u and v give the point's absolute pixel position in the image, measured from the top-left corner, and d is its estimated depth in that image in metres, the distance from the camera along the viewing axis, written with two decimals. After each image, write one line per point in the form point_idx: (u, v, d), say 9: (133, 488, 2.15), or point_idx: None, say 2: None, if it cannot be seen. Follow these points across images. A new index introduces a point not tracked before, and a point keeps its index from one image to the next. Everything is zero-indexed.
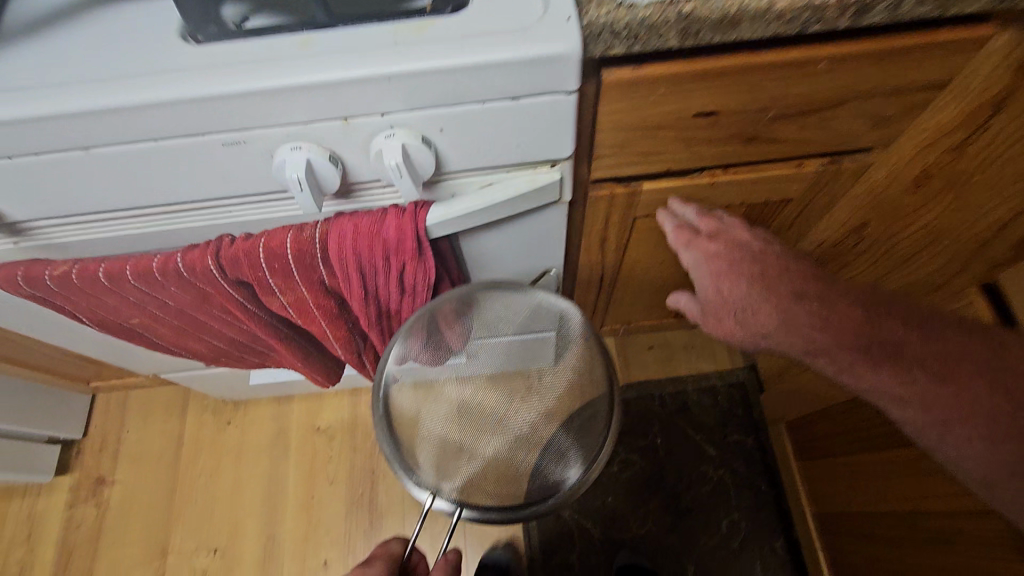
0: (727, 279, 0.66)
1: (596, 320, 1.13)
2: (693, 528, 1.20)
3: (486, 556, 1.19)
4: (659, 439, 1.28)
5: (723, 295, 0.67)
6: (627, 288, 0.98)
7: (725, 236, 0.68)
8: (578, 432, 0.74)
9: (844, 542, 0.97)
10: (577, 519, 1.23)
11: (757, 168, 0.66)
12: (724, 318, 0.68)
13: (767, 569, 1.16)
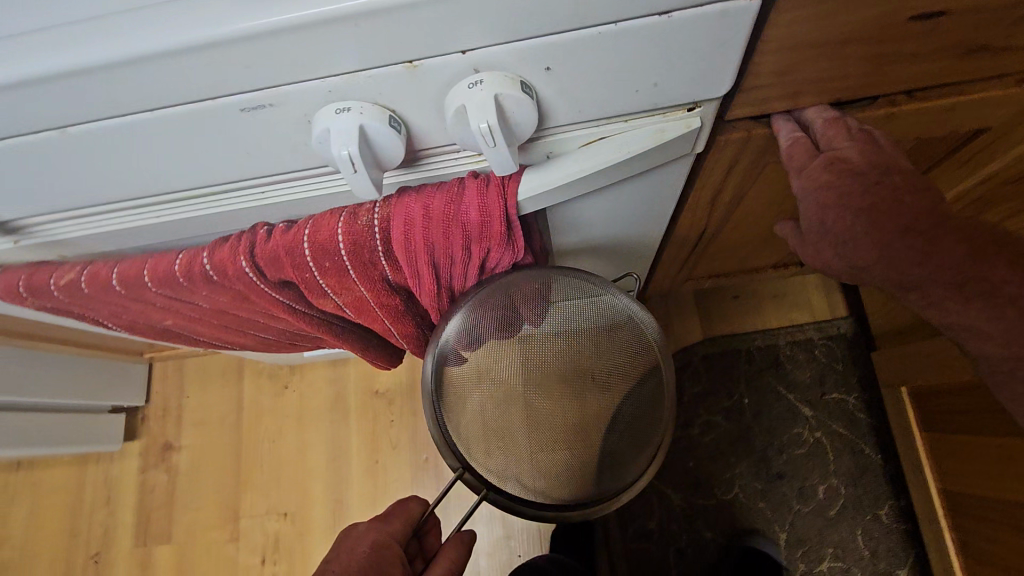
0: (832, 216, 0.43)
1: (683, 275, 0.98)
2: (786, 495, 1.10)
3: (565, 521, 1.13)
4: (746, 399, 1.16)
5: (824, 229, 0.44)
6: (729, 241, 0.83)
7: (848, 160, 0.42)
8: (627, 443, 0.66)
9: (984, 525, 0.85)
10: (657, 485, 1.14)
11: (955, 91, 0.47)
12: (822, 250, 0.46)
13: (869, 538, 1.06)
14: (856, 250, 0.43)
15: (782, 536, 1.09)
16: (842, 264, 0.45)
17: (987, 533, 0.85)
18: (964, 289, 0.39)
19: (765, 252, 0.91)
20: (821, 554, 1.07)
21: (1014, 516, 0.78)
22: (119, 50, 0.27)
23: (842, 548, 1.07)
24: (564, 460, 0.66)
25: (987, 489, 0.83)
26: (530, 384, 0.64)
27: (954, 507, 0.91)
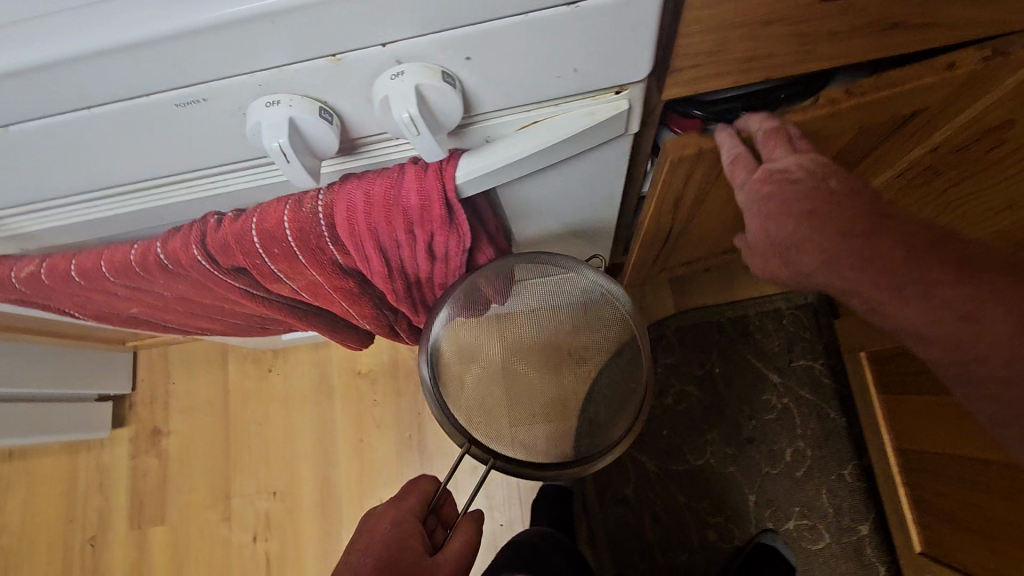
0: (776, 225, 0.46)
1: (654, 267, 1.00)
2: (756, 459, 1.15)
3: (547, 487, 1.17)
4: (718, 368, 1.19)
5: (771, 239, 0.47)
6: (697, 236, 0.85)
7: (786, 170, 0.46)
8: (606, 412, 0.69)
9: (936, 480, 0.89)
10: (632, 453, 1.17)
11: (891, 83, 0.49)
12: (770, 259, 0.49)
13: (835, 497, 1.11)
14: (801, 256, 0.45)
15: (752, 497, 1.13)
16: (791, 274, 0.48)
17: (938, 489, 0.89)
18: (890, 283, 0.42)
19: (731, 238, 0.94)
20: (789, 513, 1.12)
21: (964, 472, 0.82)
22: (42, 52, 0.28)
23: (809, 507, 1.11)
24: (558, 428, 0.69)
25: (938, 447, 0.87)
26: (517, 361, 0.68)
27: (909, 464, 0.96)
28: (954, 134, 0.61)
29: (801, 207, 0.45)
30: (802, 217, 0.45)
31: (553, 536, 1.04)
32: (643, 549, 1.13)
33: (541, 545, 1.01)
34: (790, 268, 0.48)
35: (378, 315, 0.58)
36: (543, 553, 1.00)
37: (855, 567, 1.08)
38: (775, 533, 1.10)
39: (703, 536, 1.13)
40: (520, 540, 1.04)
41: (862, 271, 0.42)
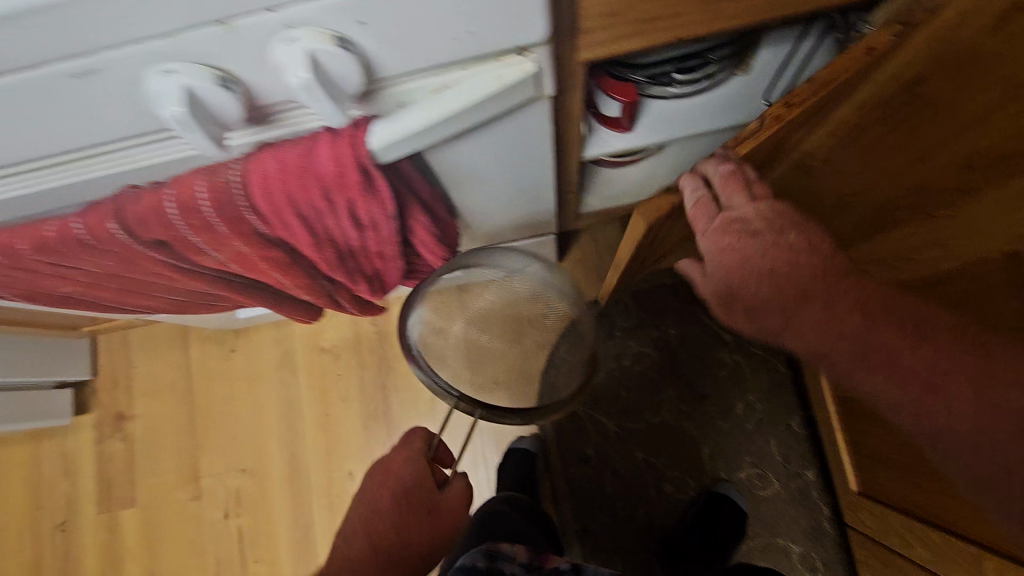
0: (740, 280, 0.56)
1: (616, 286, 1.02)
2: (710, 415, 1.19)
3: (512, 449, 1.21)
4: (673, 329, 1.23)
5: (736, 290, 0.57)
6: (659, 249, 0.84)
7: (745, 222, 0.55)
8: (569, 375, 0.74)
9: (869, 424, 0.95)
10: (591, 415, 1.21)
11: (821, 85, 0.50)
12: (735, 310, 0.59)
13: (782, 446, 1.17)
14: (763, 312, 0.55)
15: (706, 450, 1.18)
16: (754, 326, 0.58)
17: (869, 432, 0.94)
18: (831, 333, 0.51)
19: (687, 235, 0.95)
20: (741, 463, 1.17)
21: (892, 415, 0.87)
22: None
23: (758, 456, 1.17)
24: (525, 394, 0.74)
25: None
26: (479, 338, 0.77)
27: (846, 411, 1.01)
28: (862, 113, 0.59)
29: (760, 262, 0.54)
30: (763, 273, 0.54)
31: (520, 502, 1.05)
32: (604, 504, 1.17)
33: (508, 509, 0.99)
34: (746, 318, 0.57)
35: (314, 283, 0.59)
36: (508, 519, 0.97)
37: (802, 510, 1.14)
38: (729, 483, 1.16)
39: (661, 489, 1.18)
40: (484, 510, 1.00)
41: (815, 328, 0.52)
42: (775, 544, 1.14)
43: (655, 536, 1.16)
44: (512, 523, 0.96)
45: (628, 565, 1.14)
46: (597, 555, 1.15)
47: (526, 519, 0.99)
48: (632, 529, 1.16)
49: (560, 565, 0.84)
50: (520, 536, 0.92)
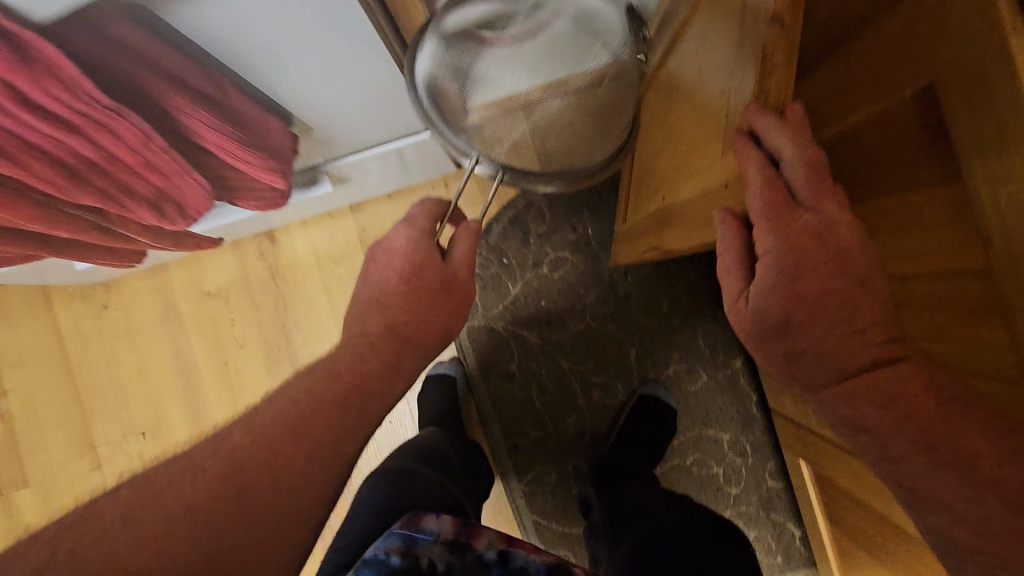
0: (798, 316, 0.45)
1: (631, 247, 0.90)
2: (634, 315, 1.12)
3: (432, 374, 1.13)
4: (591, 230, 1.14)
5: (784, 326, 0.46)
6: (684, 212, 0.65)
7: (813, 226, 0.44)
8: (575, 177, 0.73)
9: None
10: (511, 330, 1.13)
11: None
12: (766, 345, 0.49)
13: (710, 338, 1.11)
14: (815, 364, 0.46)
15: (633, 351, 1.12)
16: (785, 369, 0.49)
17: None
18: (885, 402, 0.44)
19: (659, 186, 0.77)
20: (668, 361, 1.12)
21: None
22: None
23: (686, 351, 1.11)
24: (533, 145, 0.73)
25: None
26: (504, 83, 0.66)
27: None
28: None
29: (838, 306, 0.44)
30: (838, 322, 0.44)
31: (418, 461, 0.78)
32: (532, 419, 1.12)
33: (399, 479, 0.71)
34: (762, 347, 0.49)
35: (58, 189, 0.49)
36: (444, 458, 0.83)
37: (730, 399, 1.10)
38: (655, 382, 1.10)
39: (588, 396, 1.12)
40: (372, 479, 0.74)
41: (843, 388, 0.46)
42: (705, 436, 1.10)
43: (588, 444, 1.12)
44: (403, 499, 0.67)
45: (561, 475, 1.11)
46: (529, 470, 1.12)
47: (421, 488, 0.69)
48: (564, 438, 1.12)
49: (487, 557, 0.58)
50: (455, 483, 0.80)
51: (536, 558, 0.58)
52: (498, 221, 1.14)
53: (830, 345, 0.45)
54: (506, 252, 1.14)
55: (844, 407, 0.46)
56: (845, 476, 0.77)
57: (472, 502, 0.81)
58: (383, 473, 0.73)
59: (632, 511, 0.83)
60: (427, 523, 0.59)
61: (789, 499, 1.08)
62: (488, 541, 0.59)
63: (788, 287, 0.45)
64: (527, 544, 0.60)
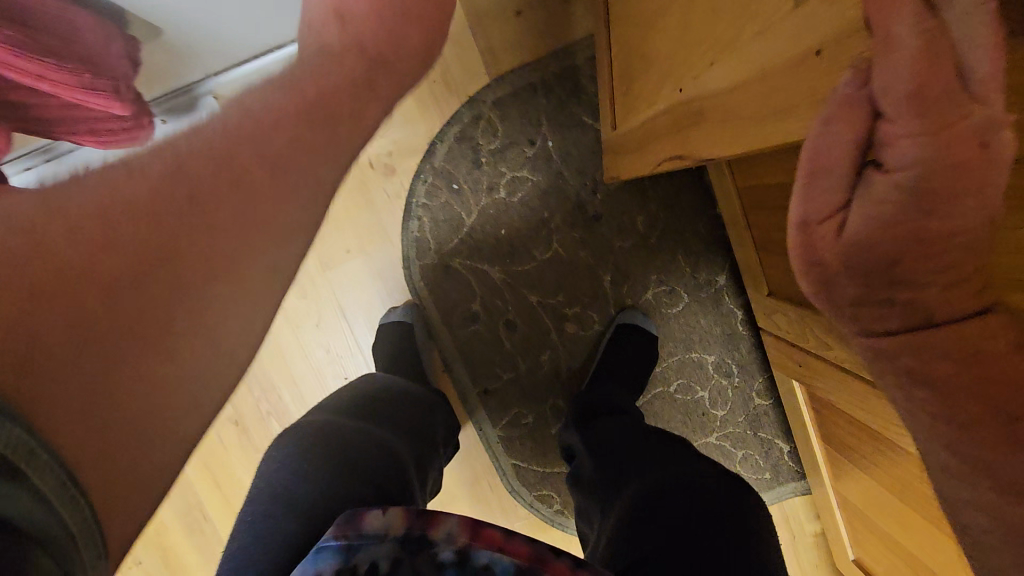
0: (895, 253, 0.33)
1: (644, 163, 0.76)
2: (606, 237, 1.00)
3: (386, 320, 1.00)
4: (552, 141, 0.98)
5: (869, 262, 0.34)
6: (718, 111, 0.51)
7: (984, 140, 0.28)
8: None
9: (767, 232, 0.77)
10: (470, 266, 1.00)
11: None
12: (835, 275, 0.37)
13: (690, 257, 1.00)
14: (889, 305, 0.36)
15: (607, 277, 1.01)
16: (847, 303, 0.38)
17: (769, 224, 0.75)
18: (963, 360, 0.35)
19: (665, 83, 0.63)
20: (646, 284, 1.01)
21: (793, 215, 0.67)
22: None
23: (666, 271, 1.01)
24: None
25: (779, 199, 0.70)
26: None
27: (753, 223, 0.81)
28: None
29: (954, 247, 0.32)
30: (946, 267, 0.33)
31: (349, 426, 0.66)
32: (501, 358, 1.02)
33: (318, 458, 0.60)
34: (825, 276, 0.38)
35: None
36: (407, 413, 0.75)
37: (714, 319, 1.01)
38: (634, 309, 1.01)
39: (562, 330, 1.02)
40: (284, 444, 0.63)
41: (917, 341, 0.36)
42: (688, 360, 1.02)
43: (564, 381, 1.03)
44: (320, 498, 0.57)
45: (539, 415, 1.04)
46: (504, 413, 1.03)
47: (347, 476, 0.58)
48: (538, 378, 1.03)
49: (442, 556, 0.49)
50: (418, 462, 0.70)
51: (501, 557, 0.49)
52: (442, 140, 0.98)
53: (924, 289, 0.34)
54: (456, 176, 0.98)
55: (909, 360, 0.37)
56: (844, 402, 0.69)
57: (418, 465, 0.70)
58: (295, 445, 0.62)
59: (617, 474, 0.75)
60: (371, 522, 0.52)
61: (777, 416, 1.03)
62: (449, 532, 0.51)
63: (902, 227, 0.32)
64: (495, 533, 0.50)
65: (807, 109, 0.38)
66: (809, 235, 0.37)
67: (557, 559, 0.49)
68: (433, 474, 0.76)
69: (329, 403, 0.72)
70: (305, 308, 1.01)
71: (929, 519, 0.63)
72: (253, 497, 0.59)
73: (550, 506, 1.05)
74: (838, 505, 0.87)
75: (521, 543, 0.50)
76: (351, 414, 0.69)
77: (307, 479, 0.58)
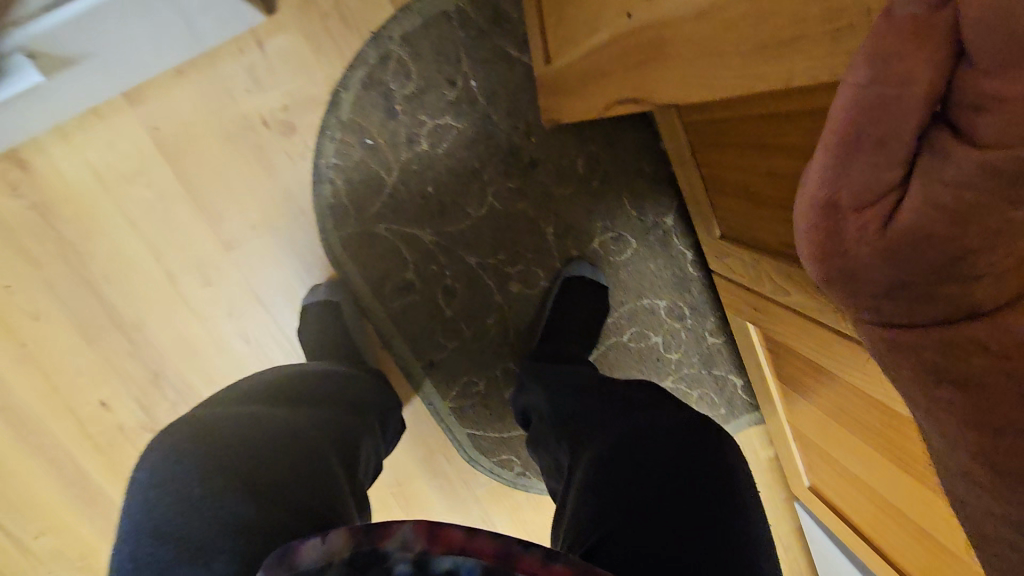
0: (958, 238, 0.31)
1: (587, 101, 0.67)
2: (546, 184, 0.92)
3: (307, 300, 0.88)
4: (475, 81, 0.87)
5: (921, 250, 0.32)
6: (686, 42, 0.45)
7: None
8: None
9: (718, 168, 0.70)
10: (399, 231, 0.89)
11: None
12: (872, 266, 0.34)
13: (635, 198, 0.94)
14: (925, 299, 0.34)
15: (550, 229, 0.93)
16: (874, 296, 0.36)
17: (721, 160, 0.69)
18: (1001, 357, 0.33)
19: (608, 8, 0.55)
20: (591, 231, 0.94)
21: (748, 149, 0.61)
22: None
23: (611, 216, 0.94)
24: None
25: (736, 133, 0.63)
26: None
27: (702, 159, 0.75)
28: None
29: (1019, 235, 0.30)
30: (1007, 257, 0.31)
31: (252, 425, 0.51)
32: (444, 328, 0.93)
33: (206, 478, 0.46)
34: (857, 265, 0.35)
35: None
36: (354, 387, 0.71)
37: (665, 262, 0.96)
38: (581, 260, 0.93)
39: (505, 290, 0.94)
40: (160, 451, 0.48)
41: (946, 334, 0.35)
42: (640, 307, 0.97)
43: (513, 342, 0.96)
44: (214, 532, 0.43)
45: (491, 381, 0.97)
46: (452, 384, 0.96)
47: (246, 497, 0.45)
48: (486, 343, 0.95)
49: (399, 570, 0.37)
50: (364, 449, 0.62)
51: (467, 559, 0.37)
52: (347, 87, 0.85)
53: (972, 281, 0.32)
54: (369, 129, 0.86)
55: (934, 353, 0.36)
56: (803, 344, 0.66)
57: (343, 458, 0.56)
58: (171, 456, 0.47)
59: (585, 429, 0.64)
60: (310, 554, 0.39)
61: (730, 352, 1.01)
62: (401, 539, 0.38)
63: (968, 209, 0.30)
64: (456, 531, 0.37)
65: (817, 29, 0.33)
66: (846, 221, 0.34)
67: (528, 554, 0.37)
68: (364, 453, 0.63)
69: (229, 400, 0.57)
70: (212, 296, 0.89)
71: (894, 455, 0.61)
72: (123, 535, 0.44)
73: (511, 470, 1.01)
74: (794, 438, 0.87)
75: (490, 541, 0.37)
76: (258, 408, 0.55)
77: (197, 508, 0.44)
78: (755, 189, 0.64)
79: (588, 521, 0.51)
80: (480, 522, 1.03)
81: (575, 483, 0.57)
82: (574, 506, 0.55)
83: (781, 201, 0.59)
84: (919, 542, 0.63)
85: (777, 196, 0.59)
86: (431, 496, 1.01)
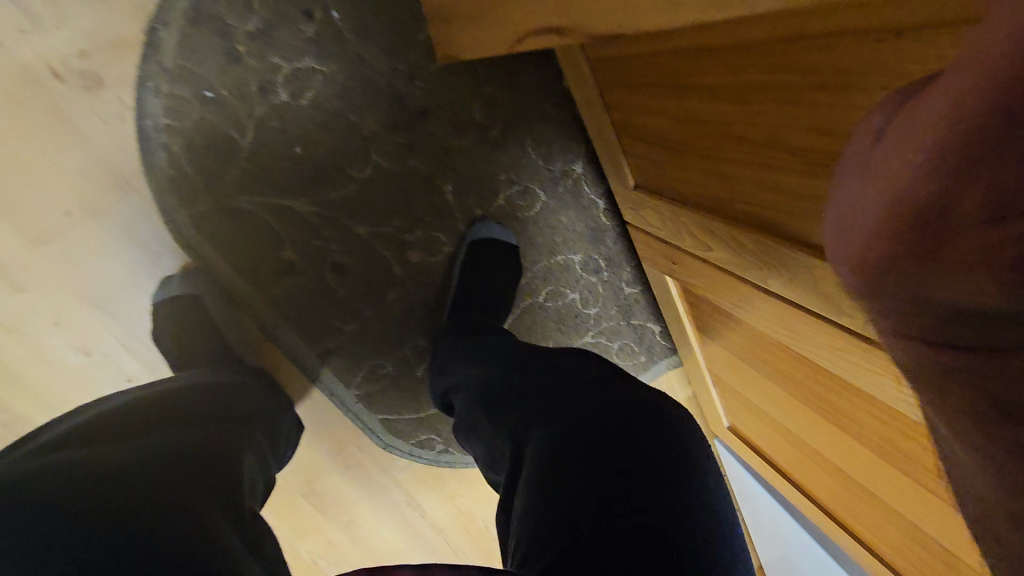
0: None
1: (514, 28, 0.55)
2: (438, 136, 0.80)
3: (158, 296, 0.72)
4: (337, 12, 0.72)
5: None
6: None
7: None
8: None
9: (630, 110, 0.63)
10: (266, 202, 0.74)
11: None
12: (968, 290, 0.24)
13: (540, 145, 0.85)
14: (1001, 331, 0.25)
15: (448, 187, 0.82)
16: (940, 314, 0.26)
17: (633, 103, 0.61)
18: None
19: None
20: (495, 187, 0.84)
21: (666, 89, 0.54)
22: None
23: (515, 168, 0.84)
24: None
25: (652, 72, 0.55)
26: None
27: (610, 103, 0.67)
28: None
29: None
30: None
31: (86, 481, 0.40)
32: (339, 310, 0.81)
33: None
34: (937, 281, 0.25)
35: None
36: (230, 397, 0.59)
37: (576, 214, 0.89)
38: (485, 220, 0.84)
39: (405, 261, 0.82)
40: None
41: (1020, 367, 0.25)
42: (554, 264, 0.91)
43: (421, 318, 0.86)
44: None
45: (400, 362, 0.87)
46: (355, 369, 0.85)
47: None
48: (390, 321, 0.84)
49: None
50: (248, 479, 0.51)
51: None
52: (167, 24, 0.67)
53: None
54: (207, 78, 0.68)
55: (998, 383, 0.25)
56: (725, 299, 0.62)
57: (225, 498, 0.45)
58: None
59: (526, 416, 0.56)
60: None
61: (648, 301, 0.98)
62: None
63: None
64: None
65: None
66: (955, 231, 0.23)
67: None
68: (250, 472, 0.52)
69: (63, 446, 0.44)
70: (27, 304, 0.70)
71: (818, 407, 0.60)
72: None
73: (432, 449, 0.94)
74: (713, 382, 0.87)
75: None
76: (99, 457, 0.42)
77: None
78: (670, 136, 0.57)
79: (537, 529, 0.45)
80: (405, 508, 0.96)
81: (521, 488, 0.50)
82: (518, 513, 0.48)
83: (703, 147, 0.53)
84: (837, 479, 0.64)
85: (698, 141, 0.53)
86: (347, 491, 0.92)
